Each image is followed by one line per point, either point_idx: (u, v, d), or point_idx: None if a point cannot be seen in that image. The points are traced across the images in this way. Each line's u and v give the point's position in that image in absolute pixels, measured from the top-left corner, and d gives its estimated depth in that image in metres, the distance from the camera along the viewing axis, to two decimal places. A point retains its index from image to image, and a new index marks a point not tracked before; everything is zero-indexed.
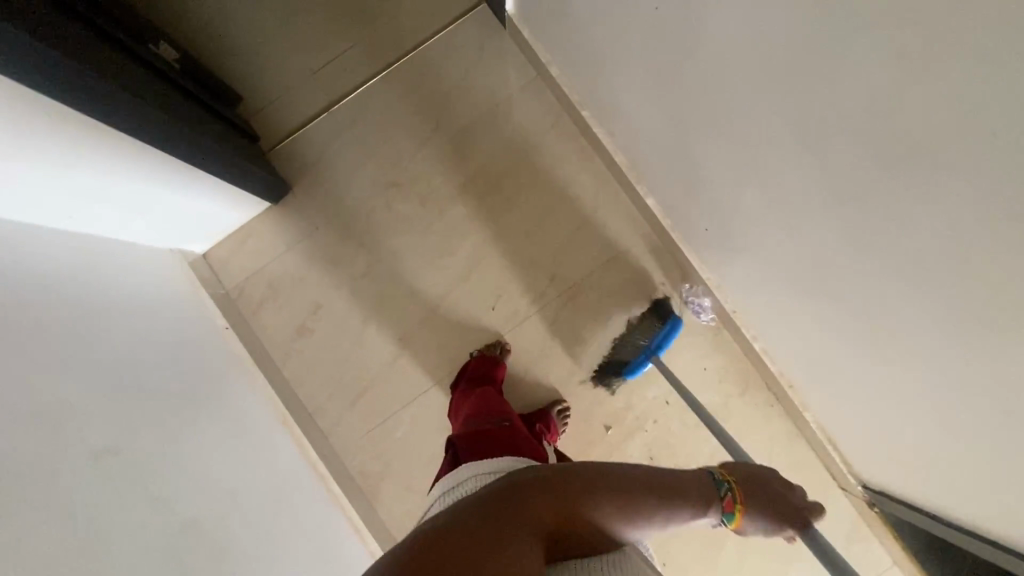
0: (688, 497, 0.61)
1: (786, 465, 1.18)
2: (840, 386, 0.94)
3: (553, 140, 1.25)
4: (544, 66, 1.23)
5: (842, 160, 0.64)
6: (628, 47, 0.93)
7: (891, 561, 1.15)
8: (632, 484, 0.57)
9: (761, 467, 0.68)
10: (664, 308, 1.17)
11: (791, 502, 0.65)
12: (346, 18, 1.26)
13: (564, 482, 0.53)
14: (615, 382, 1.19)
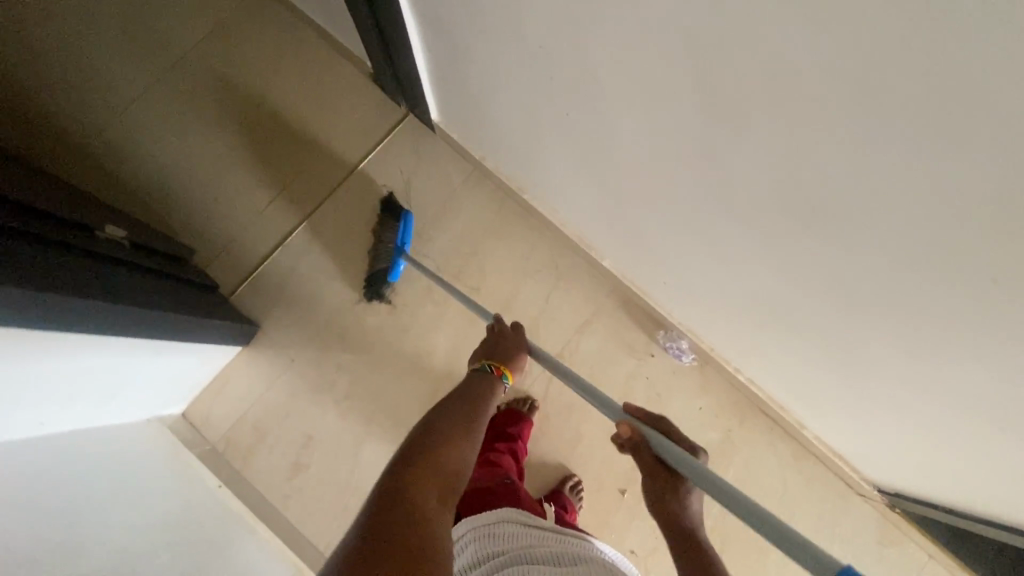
0: (483, 392, 0.79)
1: (802, 485, 1.19)
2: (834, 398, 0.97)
3: (504, 224, 1.31)
4: (478, 160, 1.29)
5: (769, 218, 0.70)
6: (555, 137, 0.99)
7: (931, 556, 1.15)
8: (465, 420, 0.70)
9: (487, 333, 0.98)
10: (387, 204, 1.27)
11: (511, 331, 0.98)
12: (283, 153, 1.31)
13: (429, 442, 0.63)
14: (383, 292, 1.25)
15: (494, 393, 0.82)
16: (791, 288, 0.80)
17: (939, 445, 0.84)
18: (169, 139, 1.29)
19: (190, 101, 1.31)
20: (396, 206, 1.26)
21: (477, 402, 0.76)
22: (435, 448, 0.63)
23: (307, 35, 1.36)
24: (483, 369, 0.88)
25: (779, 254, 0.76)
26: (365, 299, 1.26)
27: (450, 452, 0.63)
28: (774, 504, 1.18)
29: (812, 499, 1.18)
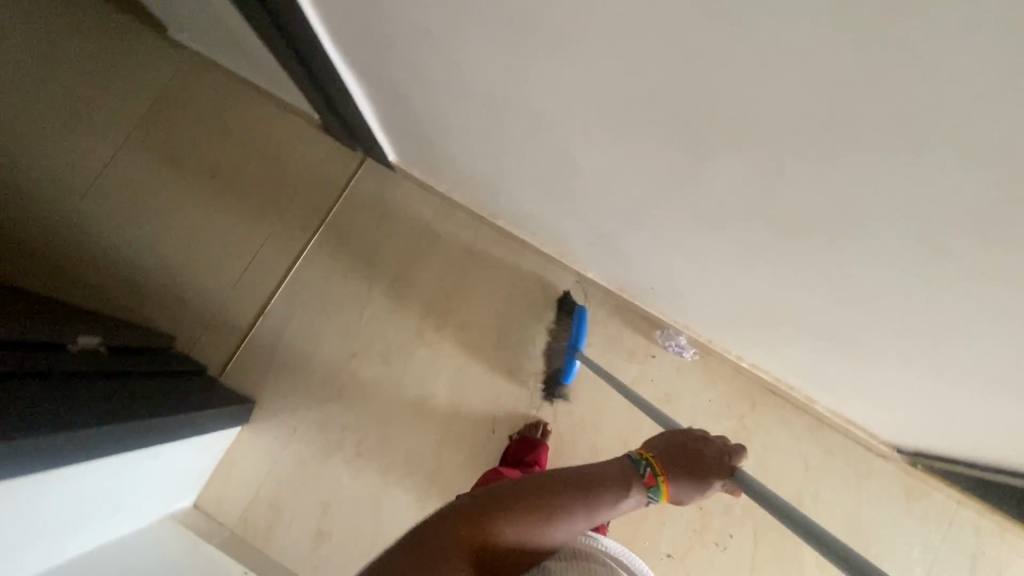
0: (614, 488, 0.55)
1: (823, 457, 1.19)
2: (843, 371, 0.97)
3: (483, 251, 1.27)
4: (445, 193, 1.25)
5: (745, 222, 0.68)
6: (516, 166, 0.96)
7: (957, 500, 1.17)
8: (560, 508, 0.52)
9: (673, 432, 0.62)
10: (566, 302, 1.23)
11: (712, 453, 0.59)
12: (246, 220, 1.27)
13: (501, 515, 0.50)
14: (557, 391, 1.22)
15: (623, 502, 0.56)
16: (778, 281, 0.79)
17: (953, 403, 0.84)
18: (126, 229, 1.25)
19: (140, 186, 1.27)
20: (576, 303, 1.22)
21: (593, 497, 0.54)
22: (515, 518, 0.50)
23: (246, 96, 1.32)
24: (641, 465, 0.58)
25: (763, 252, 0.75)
26: (546, 400, 1.22)
27: (528, 534, 0.50)
28: (800, 481, 1.18)
29: (835, 469, 1.18)
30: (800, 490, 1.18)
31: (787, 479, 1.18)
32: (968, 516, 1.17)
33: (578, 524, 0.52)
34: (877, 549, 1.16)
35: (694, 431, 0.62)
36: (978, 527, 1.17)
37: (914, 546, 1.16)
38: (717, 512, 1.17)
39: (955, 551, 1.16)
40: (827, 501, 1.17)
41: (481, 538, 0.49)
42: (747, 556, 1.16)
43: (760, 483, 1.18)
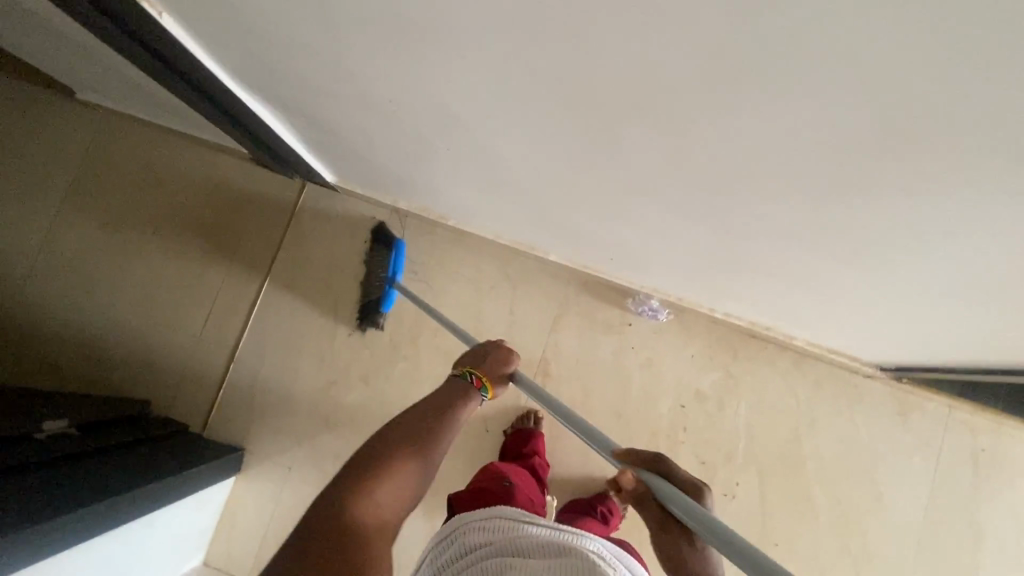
0: (454, 400, 0.65)
1: (812, 390, 1.20)
2: (814, 306, 0.96)
3: (441, 254, 1.25)
4: (391, 203, 1.22)
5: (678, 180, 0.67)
6: (448, 165, 0.93)
7: (947, 405, 1.19)
8: (419, 431, 0.59)
9: (480, 348, 0.77)
10: (382, 232, 1.22)
11: (505, 352, 0.76)
12: (197, 270, 1.24)
13: (377, 464, 0.54)
14: (372, 320, 1.21)
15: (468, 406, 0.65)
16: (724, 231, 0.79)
17: (922, 317, 0.85)
18: (79, 304, 1.22)
19: (83, 258, 1.24)
20: (390, 233, 1.21)
21: (443, 413, 0.62)
22: (401, 456, 0.56)
23: (170, 145, 1.27)
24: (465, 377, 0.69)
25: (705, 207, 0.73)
26: (363, 329, 1.22)
27: (404, 469, 0.55)
28: (794, 418, 1.19)
29: (826, 399, 1.19)
30: (795, 426, 1.19)
31: (782, 418, 1.19)
32: (960, 417, 1.19)
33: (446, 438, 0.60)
34: (878, 467, 1.18)
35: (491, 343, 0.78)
36: (972, 426, 1.19)
37: (914, 458, 1.18)
38: (721, 464, 1.18)
39: (953, 453, 1.18)
40: (823, 431, 1.19)
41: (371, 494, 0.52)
42: (756, 499, 1.17)
43: (756, 427, 1.19)
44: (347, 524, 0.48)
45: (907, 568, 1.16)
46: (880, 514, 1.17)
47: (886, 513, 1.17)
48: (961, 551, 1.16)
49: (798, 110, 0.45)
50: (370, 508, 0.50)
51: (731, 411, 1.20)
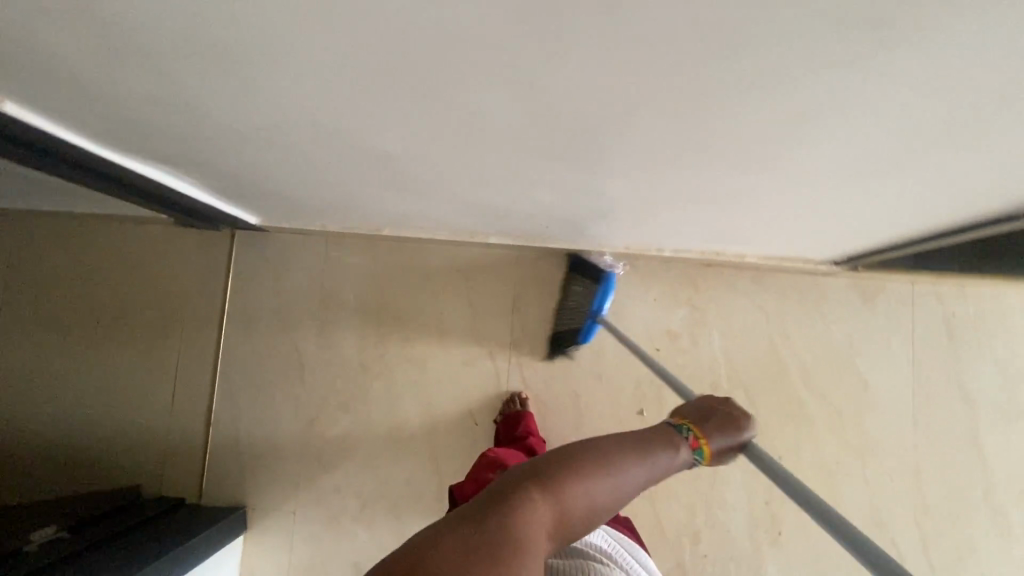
0: (664, 447, 0.55)
1: (777, 302, 1.21)
2: (752, 223, 0.96)
3: (386, 266, 1.22)
4: (322, 230, 1.20)
5: (564, 138, 0.65)
6: (355, 182, 0.92)
7: (909, 281, 1.21)
8: (613, 465, 0.51)
9: (704, 397, 0.64)
10: (584, 263, 1.19)
11: (733, 413, 0.61)
12: (150, 346, 1.22)
13: (562, 477, 0.49)
14: (571, 348, 1.20)
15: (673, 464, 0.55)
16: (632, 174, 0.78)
17: (851, 207, 0.85)
18: (44, 409, 1.20)
19: (35, 363, 1.22)
20: (599, 268, 1.18)
21: (646, 458, 0.53)
22: (574, 488, 0.49)
23: (90, 229, 1.25)
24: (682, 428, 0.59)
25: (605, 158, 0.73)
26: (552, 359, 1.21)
27: (585, 490, 0.49)
28: (767, 332, 1.20)
29: (793, 306, 1.21)
30: (770, 340, 1.20)
31: (756, 336, 1.20)
32: (922, 289, 1.21)
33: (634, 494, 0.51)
34: (858, 357, 1.20)
35: (711, 395, 0.65)
36: (936, 295, 1.21)
37: (890, 340, 1.20)
38: (709, 395, 1.19)
39: (926, 325, 1.20)
40: (797, 338, 1.20)
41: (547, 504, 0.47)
42: (751, 420, 1.18)
43: (733, 352, 1.20)
44: (509, 539, 0.44)
45: (910, 446, 1.18)
46: (871, 402, 1.19)
47: (877, 400, 1.19)
48: (957, 416, 1.19)
49: (629, 60, 0.44)
50: (536, 525, 0.46)
51: (706, 342, 1.20)
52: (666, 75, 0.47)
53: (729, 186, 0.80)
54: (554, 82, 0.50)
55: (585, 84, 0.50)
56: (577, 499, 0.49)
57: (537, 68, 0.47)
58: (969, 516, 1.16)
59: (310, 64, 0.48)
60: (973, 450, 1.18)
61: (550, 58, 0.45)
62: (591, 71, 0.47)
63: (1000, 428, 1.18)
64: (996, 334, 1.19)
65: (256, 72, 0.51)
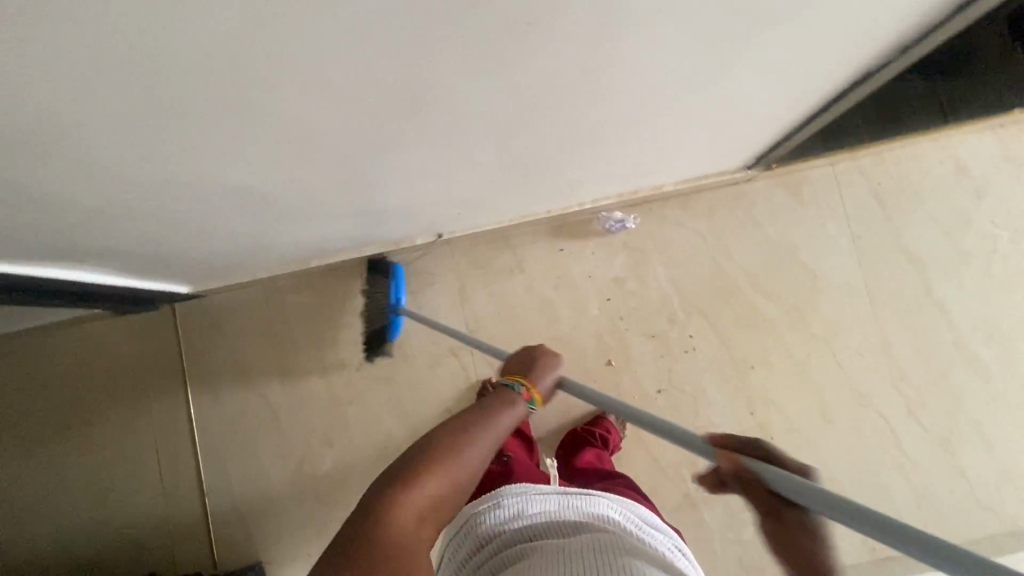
0: (500, 409, 0.67)
1: (709, 220, 1.22)
2: (647, 153, 0.97)
3: (327, 295, 1.23)
4: (255, 279, 1.21)
5: (416, 124, 0.66)
6: (255, 226, 0.92)
7: (828, 165, 1.22)
8: (486, 436, 0.63)
9: (524, 350, 0.79)
10: (378, 265, 1.19)
11: (546, 362, 0.76)
12: (127, 438, 1.23)
13: (446, 453, 0.60)
14: (382, 348, 1.21)
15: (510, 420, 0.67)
16: (508, 140, 0.79)
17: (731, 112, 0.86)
18: (43, 526, 1.22)
19: (20, 486, 1.23)
20: (387, 263, 1.19)
21: (492, 419, 0.65)
22: (453, 463, 0.60)
23: (33, 344, 1.25)
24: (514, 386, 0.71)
25: (468, 134, 0.74)
26: (372, 361, 1.23)
27: (464, 463, 0.60)
28: (708, 252, 1.22)
29: (725, 220, 1.22)
30: (712, 258, 1.22)
31: (698, 258, 1.22)
32: (843, 168, 1.22)
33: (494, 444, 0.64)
34: (801, 250, 1.21)
35: (536, 351, 0.79)
36: (857, 170, 1.22)
37: (826, 224, 1.22)
38: (669, 327, 1.21)
39: (856, 200, 1.22)
40: (738, 249, 1.22)
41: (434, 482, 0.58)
42: (715, 339, 1.20)
43: (681, 279, 1.22)
44: (398, 523, 0.53)
45: (871, 321, 1.20)
46: (824, 289, 1.21)
47: (829, 285, 1.21)
48: (907, 280, 1.20)
49: (402, 32, 0.45)
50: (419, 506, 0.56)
51: (653, 278, 1.22)
52: (451, 35, 0.48)
53: (601, 125, 0.80)
54: (355, 76, 0.50)
55: (385, 67, 0.50)
56: (449, 469, 0.59)
57: (328, 68, 0.48)
58: (944, 371, 1.19)
59: (116, 132, 0.49)
60: (931, 308, 1.20)
61: (329, 53, 0.46)
62: (378, 53, 0.47)
63: (950, 280, 1.20)
64: (923, 190, 1.21)
65: (73, 154, 0.52)
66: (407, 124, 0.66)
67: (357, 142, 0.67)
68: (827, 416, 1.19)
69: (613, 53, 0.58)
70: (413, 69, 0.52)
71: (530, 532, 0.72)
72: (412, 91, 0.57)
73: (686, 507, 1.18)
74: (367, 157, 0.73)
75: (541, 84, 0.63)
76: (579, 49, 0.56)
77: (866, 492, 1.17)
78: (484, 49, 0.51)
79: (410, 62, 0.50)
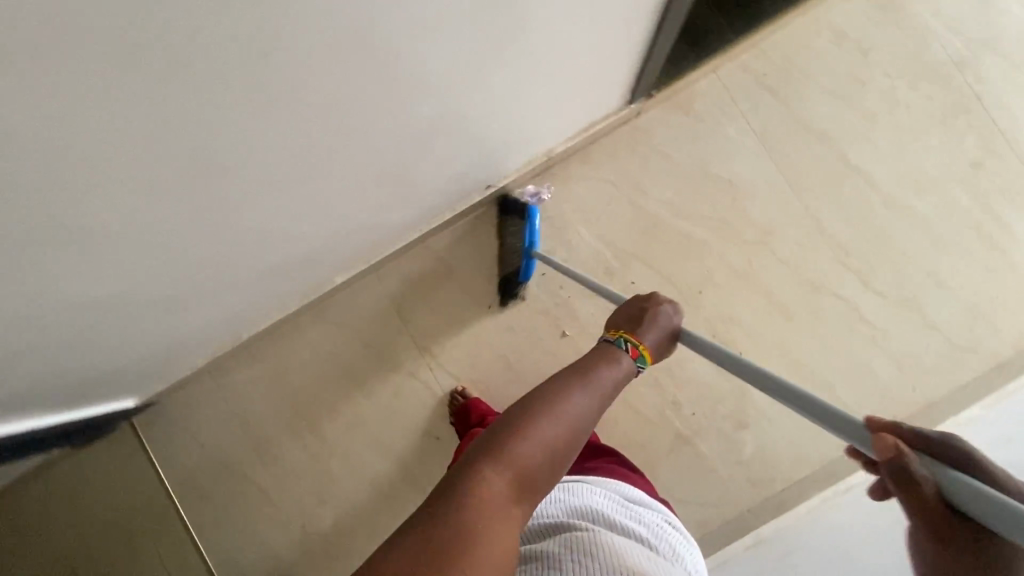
0: (605, 367, 0.59)
1: (613, 164, 1.21)
2: (514, 123, 0.96)
3: (273, 360, 1.22)
4: (197, 367, 1.20)
5: (244, 179, 0.65)
6: (157, 324, 0.91)
7: (711, 73, 1.20)
8: (579, 404, 0.53)
9: (633, 300, 0.71)
10: (511, 201, 1.17)
11: (662, 310, 0.68)
12: (129, 561, 1.22)
13: (533, 426, 0.50)
14: (518, 290, 1.20)
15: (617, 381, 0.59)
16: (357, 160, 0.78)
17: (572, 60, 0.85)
18: None
19: None
20: (524, 202, 1.15)
21: (593, 380, 0.56)
22: (542, 432, 0.50)
23: (6, 504, 1.23)
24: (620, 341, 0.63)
25: (310, 168, 0.72)
26: (506, 307, 1.22)
27: (555, 437, 0.50)
28: (622, 195, 1.20)
29: (629, 159, 1.20)
30: (629, 200, 1.20)
31: (615, 205, 1.21)
32: (726, 70, 1.20)
33: (597, 406, 0.55)
34: (711, 163, 1.20)
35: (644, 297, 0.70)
36: (740, 67, 1.20)
37: (728, 130, 1.20)
38: (609, 281, 1.20)
39: (749, 97, 1.20)
40: (650, 183, 1.20)
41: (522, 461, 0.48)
42: (657, 276, 1.19)
43: (605, 230, 1.20)
44: (481, 514, 0.43)
45: (801, 210, 1.19)
46: (745, 193, 1.19)
47: (749, 188, 1.19)
48: (823, 159, 1.19)
49: (133, 110, 0.42)
50: (503, 492, 0.46)
51: (578, 238, 1.21)
52: (202, 92, 0.45)
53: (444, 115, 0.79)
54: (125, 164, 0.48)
55: (155, 141, 0.48)
56: (538, 445, 0.49)
57: (91, 170, 0.46)
58: (884, 234, 1.18)
59: None
60: (854, 178, 1.19)
61: (74, 155, 0.43)
62: (130, 134, 0.45)
63: (864, 144, 1.19)
64: (809, 66, 1.20)
65: None
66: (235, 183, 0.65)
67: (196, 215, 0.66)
68: (787, 314, 1.18)
69: (391, 44, 0.57)
70: (192, 137, 0.51)
71: (516, 541, 0.67)
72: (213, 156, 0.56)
73: (682, 445, 1.18)
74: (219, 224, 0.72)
75: (343, 96, 0.61)
76: (351, 52, 0.54)
77: (846, 374, 1.17)
78: (248, 90, 0.49)
79: (183, 134, 0.49)
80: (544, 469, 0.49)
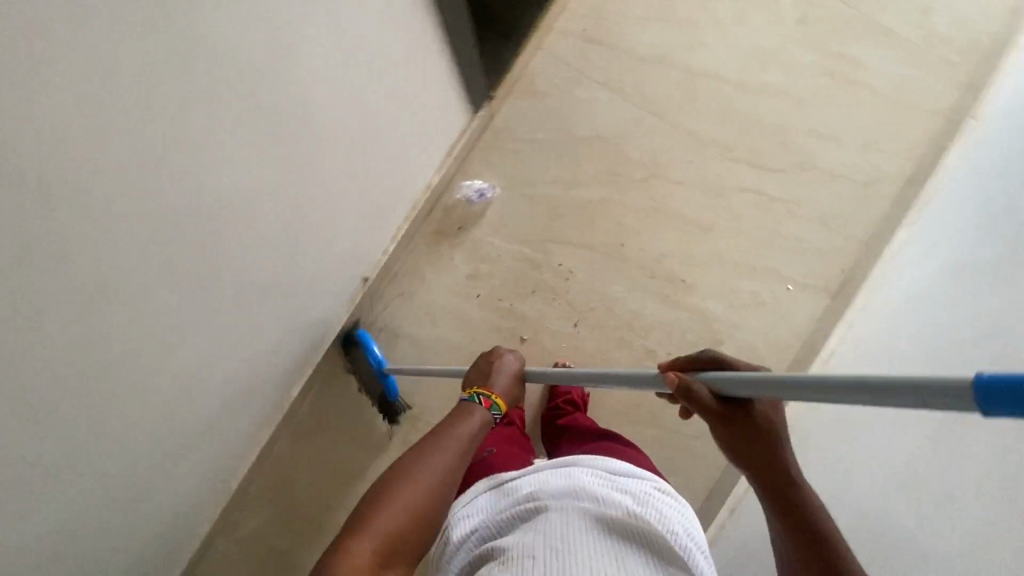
0: (463, 422, 0.71)
1: (492, 169, 1.24)
2: (363, 168, 0.97)
3: (276, 491, 1.21)
4: (204, 537, 1.17)
5: (100, 325, 0.65)
6: (129, 517, 0.88)
7: (537, 49, 1.24)
8: (441, 461, 0.64)
9: (484, 360, 0.88)
10: (348, 333, 1.19)
11: (502, 368, 0.84)
12: None
13: (399, 490, 0.59)
14: (399, 405, 1.22)
15: (477, 433, 0.71)
16: (219, 270, 0.79)
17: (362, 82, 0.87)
18: None
19: None
20: (351, 331, 1.19)
21: (453, 437, 0.68)
22: (406, 497, 0.59)
23: None
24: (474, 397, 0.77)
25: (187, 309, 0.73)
26: (397, 425, 1.23)
27: (419, 496, 0.60)
28: (513, 192, 1.24)
29: (503, 158, 1.24)
30: (522, 193, 1.23)
31: (511, 204, 1.24)
32: (548, 41, 1.24)
33: (454, 454, 0.66)
34: (575, 127, 1.24)
35: (490, 356, 0.88)
36: (558, 32, 1.25)
37: (575, 91, 1.24)
38: (539, 272, 1.22)
39: (578, 54, 1.24)
40: (531, 169, 1.24)
41: (391, 524, 0.56)
42: (579, 248, 1.22)
43: (513, 229, 1.23)
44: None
45: (672, 129, 1.23)
46: (617, 138, 1.24)
47: (618, 133, 1.24)
48: (670, 78, 1.24)
49: None
50: (375, 553, 0.54)
51: (494, 248, 1.23)
52: None
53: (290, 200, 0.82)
54: None
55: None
56: (404, 505, 0.58)
57: None
58: (752, 116, 1.23)
59: None
60: (705, 81, 1.24)
61: None
62: None
63: (697, 49, 1.24)
64: (616, 5, 1.25)
65: None
66: (92, 331, 0.65)
67: (77, 381, 0.66)
68: (705, 225, 1.22)
69: (140, 135, 0.60)
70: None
71: (491, 525, 0.62)
72: (26, 310, 0.56)
73: None
74: (115, 382, 0.72)
75: (137, 208, 0.63)
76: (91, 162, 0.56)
77: (783, 255, 1.21)
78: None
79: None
80: (414, 527, 0.58)
